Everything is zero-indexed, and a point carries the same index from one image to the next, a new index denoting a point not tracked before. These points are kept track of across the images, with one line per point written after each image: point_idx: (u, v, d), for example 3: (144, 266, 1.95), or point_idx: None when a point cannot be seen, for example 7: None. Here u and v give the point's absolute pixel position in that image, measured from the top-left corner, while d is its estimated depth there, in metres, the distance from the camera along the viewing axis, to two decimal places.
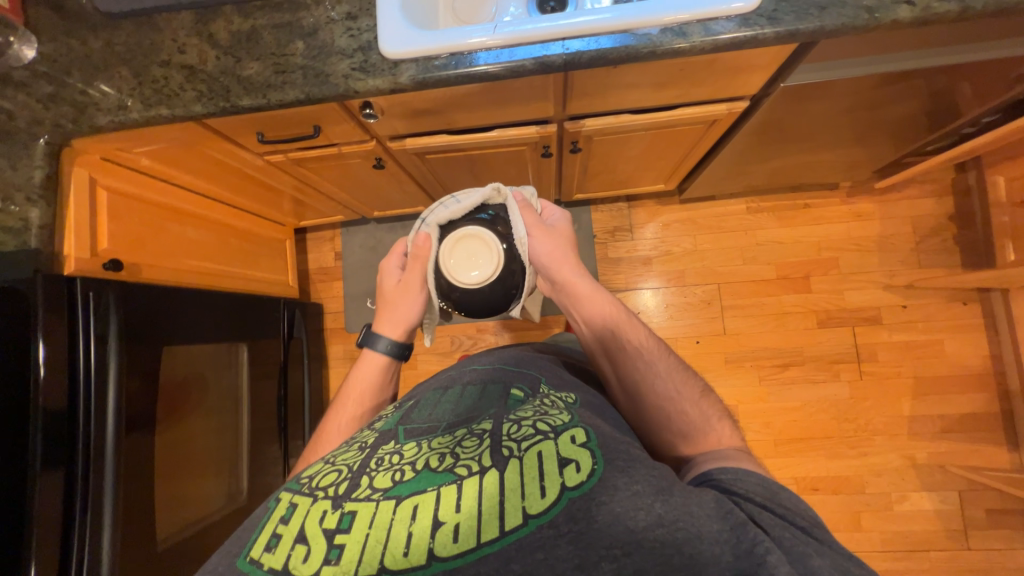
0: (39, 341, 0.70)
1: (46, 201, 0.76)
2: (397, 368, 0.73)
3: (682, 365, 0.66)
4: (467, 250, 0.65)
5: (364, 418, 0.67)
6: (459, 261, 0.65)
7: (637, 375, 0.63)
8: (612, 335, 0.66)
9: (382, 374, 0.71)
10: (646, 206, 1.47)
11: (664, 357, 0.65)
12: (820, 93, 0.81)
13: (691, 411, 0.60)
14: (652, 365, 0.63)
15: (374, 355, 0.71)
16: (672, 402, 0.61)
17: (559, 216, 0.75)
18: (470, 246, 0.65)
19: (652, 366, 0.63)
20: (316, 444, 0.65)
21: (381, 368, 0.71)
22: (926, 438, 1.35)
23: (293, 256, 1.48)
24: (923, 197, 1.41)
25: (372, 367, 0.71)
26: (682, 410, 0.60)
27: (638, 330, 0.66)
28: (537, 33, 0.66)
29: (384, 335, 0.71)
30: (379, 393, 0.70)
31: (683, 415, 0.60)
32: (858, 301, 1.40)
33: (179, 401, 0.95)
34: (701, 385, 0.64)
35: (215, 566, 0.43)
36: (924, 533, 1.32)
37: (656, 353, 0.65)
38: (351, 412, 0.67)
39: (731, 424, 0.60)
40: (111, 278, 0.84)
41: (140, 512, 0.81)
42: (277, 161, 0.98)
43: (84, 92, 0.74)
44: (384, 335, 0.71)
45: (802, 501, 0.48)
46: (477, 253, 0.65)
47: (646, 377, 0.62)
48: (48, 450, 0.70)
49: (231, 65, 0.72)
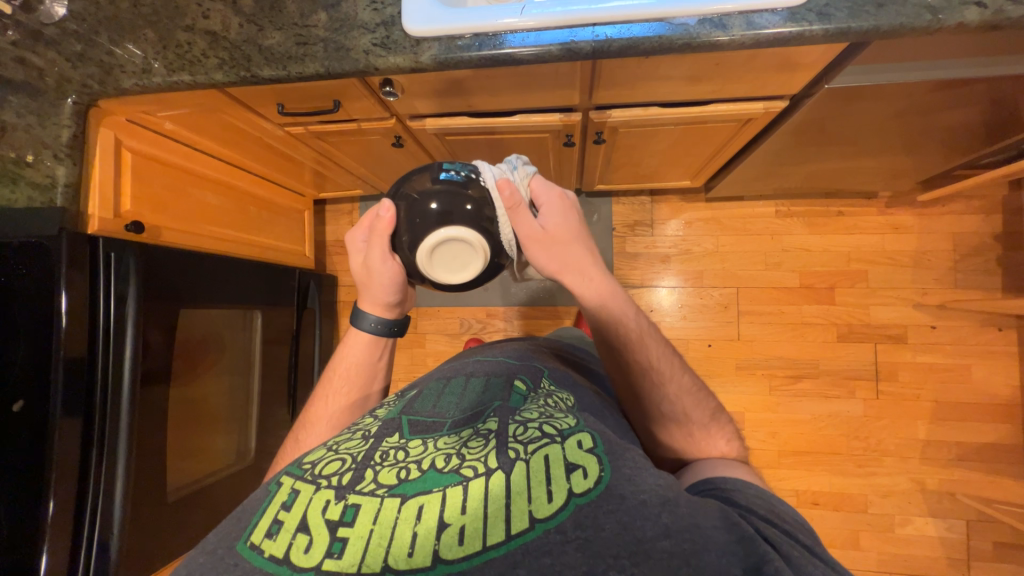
0: (62, 292, 0.73)
1: (72, 160, 0.78)
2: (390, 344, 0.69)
3: (696, 383, 0.63)
4: (452, 252, 0.54)
5: (355, 398, 0.67)
6: (447, 259, 0.54)
7: (645, 397, 0.61)
8: (621, 354, 0.61)
9: (377, 351, 0.68)
10: (670, 202, 1.43)
11: (678, 377, 0.62)
12: (869, 96, 0.75)
13: (698, 435, 0.61)
14: (662, 389, 0.61)
15: (360, 333, 0.67)
16: (679, 424, 0.61)
17: (551, 197, 0.59)
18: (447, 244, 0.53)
19: (661, 389, 0.60)
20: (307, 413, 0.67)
21: (371, 346, 0.68)
22: (939, 464, 1.31)
23: (311, 228, 1.49)
24: (969, 213, 1.33)
25: (367, 343, 0.68)
26: (689, 434, 0.61)
27: (650, 350, 0.61)
28: (566, 17, 0.63)
29: (372, 314, 0.66)
30: (370, 376, 0.69)
31: (689, 439, 0.61)
32: (883, 318, 1.35)
33: (200, 358, 1.01)
34: (712, 403, 0.64)
35: (213, 546, 0.44)
36: (925, 558, 1.30)
37: (668, 374, 0.61)
38: (344, 386, 0.67)
39: (738, 444, 0.62)
40: (131, 240, 0.86)
41: (151, 466, 0.84)
42: (297, 132, 0.98)
43: (112, 52, 0.73)
44: (372, 314, 0.66)
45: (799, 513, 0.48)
46: (459, 254, 0.54)
47: (653, 399, 0.61)
48: (68, 397, 0.72)
49: (253, 34, 0.71)
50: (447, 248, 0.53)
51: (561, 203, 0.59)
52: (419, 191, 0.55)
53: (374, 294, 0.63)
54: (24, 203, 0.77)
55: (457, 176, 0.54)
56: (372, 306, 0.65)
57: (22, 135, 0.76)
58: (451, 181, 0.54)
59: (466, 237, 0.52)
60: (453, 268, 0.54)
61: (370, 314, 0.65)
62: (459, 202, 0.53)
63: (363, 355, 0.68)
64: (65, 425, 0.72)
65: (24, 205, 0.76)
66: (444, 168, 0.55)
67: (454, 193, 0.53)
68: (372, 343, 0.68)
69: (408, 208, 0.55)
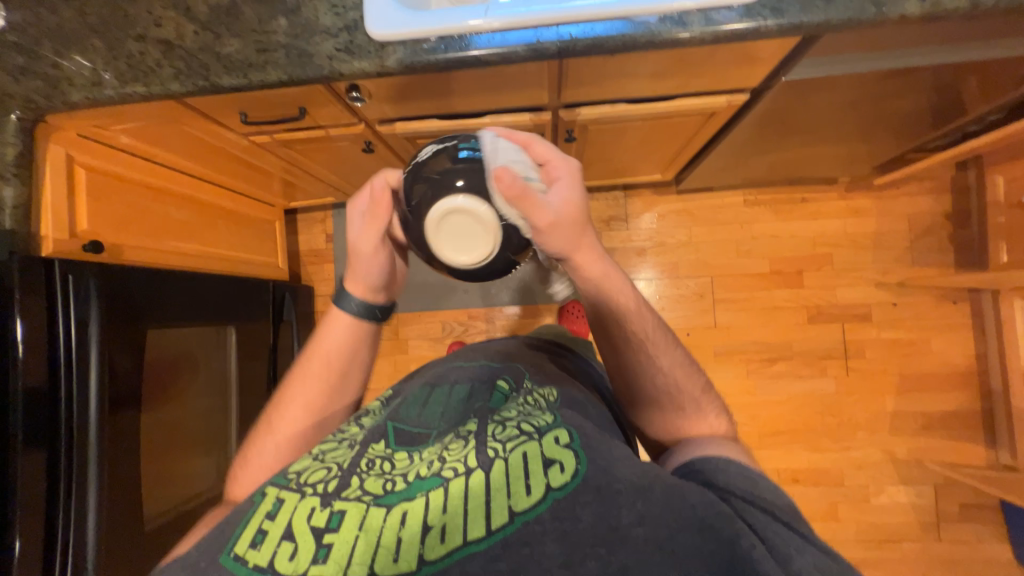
0: (17, 320, 0.69)
1: (19, 180, 0.73)
2: (372, 328, 0.65)
3: (688, 358, 0.62)
4: (459, 229, 0.48)
5: (330, 386, 0.64)
6: (455, 239, 0.48)
7: (639, 372, 0.60)
8: (619, 335, 0.58)
9: (356, 336, 0.64)
10: (643, 196, 1.45)
11: (671, 351, 0.60)
12: (823, 87, 0.78)
13: (688, 407, 0.61)
14: (656, 362, 0.60)
15: (344, 314, 0.64)
16: (670, 399, 0.61)
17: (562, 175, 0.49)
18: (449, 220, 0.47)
19: (656, 362, 0.59)
20: (279, 399, 0.64)
21: (354, 329, 0.64)
22: (906, 434, 1.37)
23: (283, 238, 1.46)
24: (922, 194, 1.40)
25: (345, 326, 0.63)
26: (679, 407, 0.61)
27: (646, 322, 0.59)
28: (530, 18, 0.63)
29: (355, 294, 0.63)
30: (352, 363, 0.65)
31: (679, 412, 0.61)
32: (849, 298, 1.41)
33: (170, 381, 0.97)
34: (703, 380, 0.63)
35: (195, 560, 0.42)
36: (898, 524, 1.36)
37: (662, 348, 0.60)
38: (319, 375, 0.63)
39: (727, 419, 0.62)
40: (91, 260, 0.82)
41: (124, 498, 0.81)
42: (262, 141, 0.96)
43: (57, 65, 0.70)
44: (355, 294, 0.63)
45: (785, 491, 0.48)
46: (467, 226, 0.47)
47: (647, 374, 0.60)
48: (29, 428, 0.68)
49: (210, 42, 0.68)
50: (457, 225, 0.47)
51: (571, 180, 0.49)
52: (439, 171, 0.50)
53: (361, 276, 0.60)
54: None
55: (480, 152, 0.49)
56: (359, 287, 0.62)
57: None
58: (473, 157, 0.49)
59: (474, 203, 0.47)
60: (475, 244, 0.47)
61: (354, 295, 0.62)
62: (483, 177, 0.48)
63: (340, 342, 0.63)
64: (27, 458, 0.68)
65: None
66: (463, 147, 0.50)
67: (481, 171, 0.48)
68: (350, 326, 0.64)
69: (427, 190, 0.50)
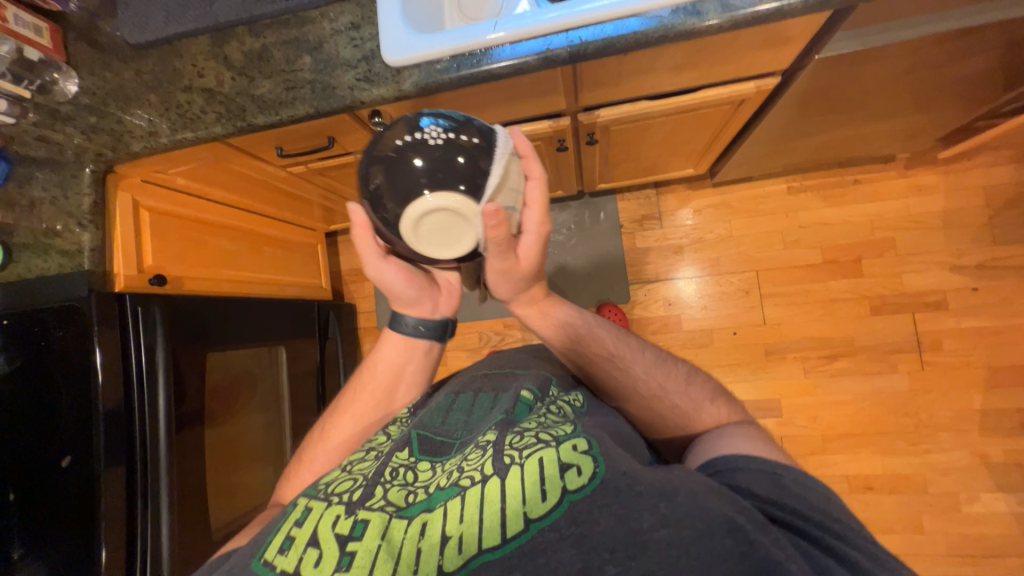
0: (96, 347, 0.77)
1: (94, 226, 0.82)
2: (425, 351, 0.66)
3: (660, 355, 0.63)
4: (439, 227, 0.49)
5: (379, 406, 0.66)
6: (437, 234, 0.49)
7: (614, 384, 0.61)
8: (575, 351, 0.62)
9: (406, 359, 0.65)
10: (676, 191, 1.40)
11: (639, 355, 0.62)
12: (865, 60, 0.73)
13: (680, 404, 0.59)
14: (628, 373, 0.61)
15: (398, 335, 0.64)
16: (658, 400, 0.59)
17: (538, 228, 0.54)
18: (429, 219, 0.48)
19: (628, 372, 0.60)
20: (333, 411, 0.67)
21: (406, 349, 0.65)
22: (1001, 434, 1.22)
23: (325, 260, 1.54)
24: (1000, 164, 1.26)
25: (396, 348, 0.65)
26: (672, 405, 0.59)
27: (602, 338, 0.63)
28: (538, 27, 0.64)
29: (409, 316, 0.63)
30: (403, 383, 0.66)
31: (673, 410, 0.58)
32: (918, 285, 1.27)
33: (231, 398, 1.05)
34: (687, 369, 0.63)
35: (231, 568, 0.44)
36: (999, 536, 1.21)
37: (630, 357, 0.62)
38: (370, 396, 0.66)
39: (726, 401, 0.60)
40: (156, 292, 0.92)
41: (191, 510, 0.87)
42: (298, 171, 1.02)
43: (121, 120, 0.78)
44: (408, 316, 0.63)
45: (811, 475, 0.47)
46: (447, 222, 0.48)
47: (624, 384, 0.60)
48: (111, 446, 0.76)
49: (245, 85, 0.74)
50: (432, 223, 0.48)
51: (542, 229, 0.54)
52: (394, 148, 0.47)
53: (396, 298, 0.62)
54: (55, 271, 0.81)
55: (449, 122, 0.48)
56: (405, 307, 0.63)
57: (48, 208, 0.81)
58: (438, 129, 0.47)
59: (451, 202, 0.47)
60: (457, 239, 0.49)
61: (405, 315, 0.63)
62: (450, 166, 0.46)
63: (394, 364, 0.65)
64: (109, 474, 0.75)
65: (55, 273, 0.81)
66: (426, 115, 0.48)
67: (439, 147, 0.47)
68: (403, 349, 0.65)
69: (386, 171, 0.47)
